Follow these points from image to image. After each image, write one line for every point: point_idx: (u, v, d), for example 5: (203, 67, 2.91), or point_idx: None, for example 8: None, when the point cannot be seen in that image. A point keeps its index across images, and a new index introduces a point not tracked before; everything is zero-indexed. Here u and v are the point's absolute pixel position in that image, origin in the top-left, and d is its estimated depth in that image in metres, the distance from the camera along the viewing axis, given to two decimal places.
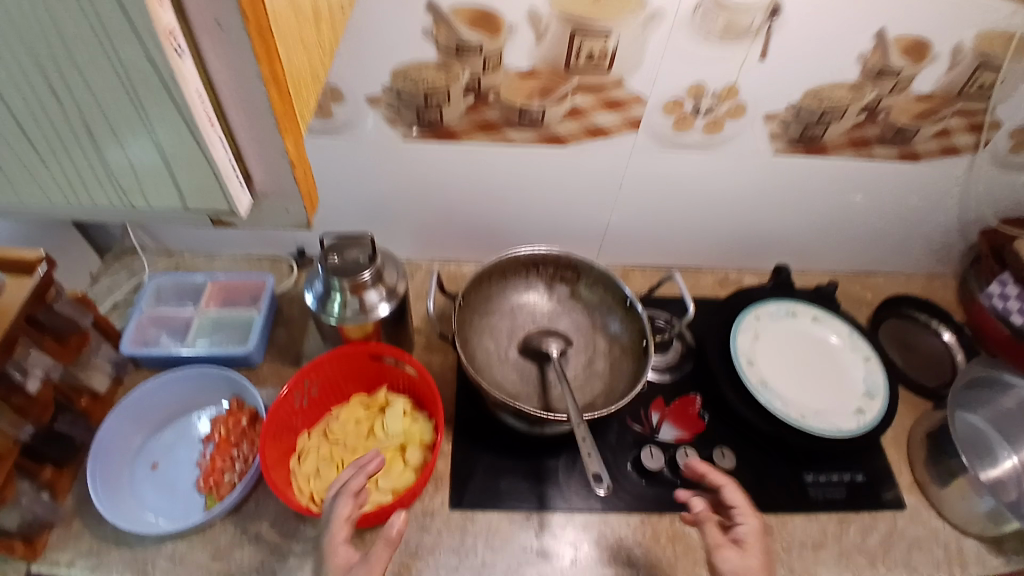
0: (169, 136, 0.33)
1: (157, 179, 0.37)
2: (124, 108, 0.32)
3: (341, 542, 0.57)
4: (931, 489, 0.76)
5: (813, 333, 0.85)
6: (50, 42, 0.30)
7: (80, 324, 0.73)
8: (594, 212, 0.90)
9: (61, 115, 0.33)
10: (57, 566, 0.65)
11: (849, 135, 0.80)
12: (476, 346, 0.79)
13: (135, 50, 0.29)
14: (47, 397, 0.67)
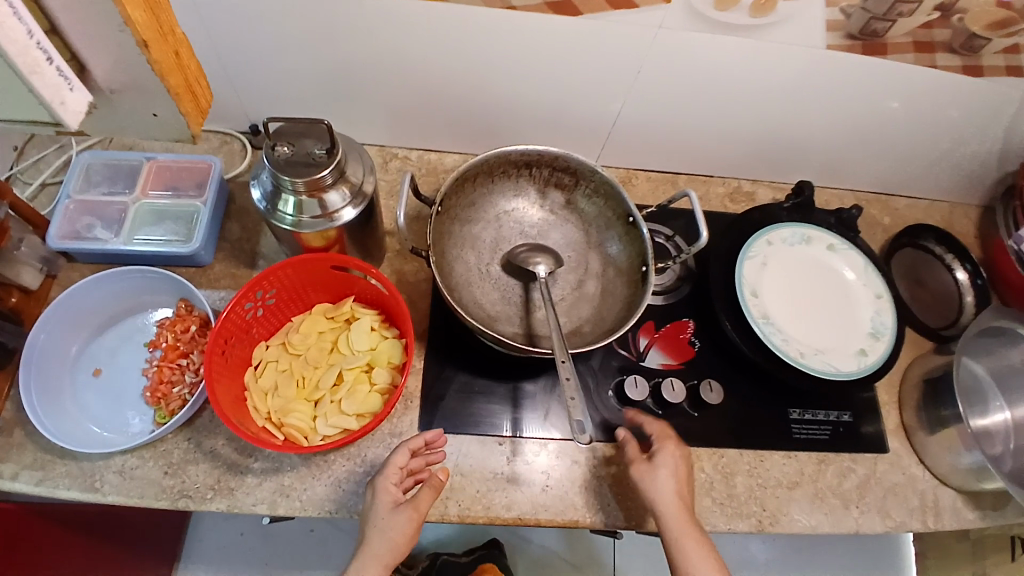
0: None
1: None
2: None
3: (390, 480, 0.60)
4: (918, 435, 0.76)
5: (827, 263, 0.77)
6: None
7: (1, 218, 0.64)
8: (600, 102, 0.76)
9: None
10: (2, 478, 0.61)
11: (913, 35, 0.66)
12: (454, 259, 0.70)
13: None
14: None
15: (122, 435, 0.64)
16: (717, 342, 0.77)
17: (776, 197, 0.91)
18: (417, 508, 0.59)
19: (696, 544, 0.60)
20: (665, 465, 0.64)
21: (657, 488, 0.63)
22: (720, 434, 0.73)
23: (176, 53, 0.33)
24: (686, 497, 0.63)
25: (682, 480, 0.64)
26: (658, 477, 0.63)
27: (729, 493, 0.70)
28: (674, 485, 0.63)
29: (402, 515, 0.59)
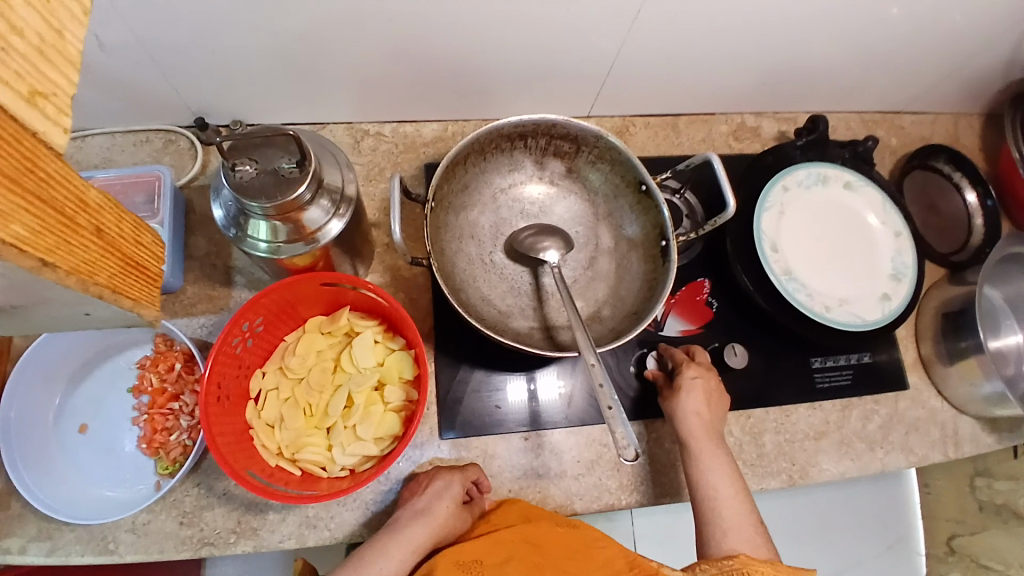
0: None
1: None
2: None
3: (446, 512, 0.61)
4: (936, 367, 0.76)
5: (846, 203, 0.73)
6: None
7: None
8: (595, 49, 0.66)
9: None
10: (8, 553, 0.57)
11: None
12: (454, 254, 0.63)
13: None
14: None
15: (128, 492, 0.60)
16: (736, 300, 0.74)
17: (783, 128, 0.84)
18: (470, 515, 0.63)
19: (718, 459, 0.61)
20: (688, 385, 0.64)
21: (684, 408, 0.63)
22: (745, 395, 0.71)
23: (94, 230, 0.25)
24: (711, 417, 0.63)
25: (708, 399, 0.64)
26: (685, 398, 0.63)
27: (759, 453, 0.70)
28: (701, 407, 0.63)
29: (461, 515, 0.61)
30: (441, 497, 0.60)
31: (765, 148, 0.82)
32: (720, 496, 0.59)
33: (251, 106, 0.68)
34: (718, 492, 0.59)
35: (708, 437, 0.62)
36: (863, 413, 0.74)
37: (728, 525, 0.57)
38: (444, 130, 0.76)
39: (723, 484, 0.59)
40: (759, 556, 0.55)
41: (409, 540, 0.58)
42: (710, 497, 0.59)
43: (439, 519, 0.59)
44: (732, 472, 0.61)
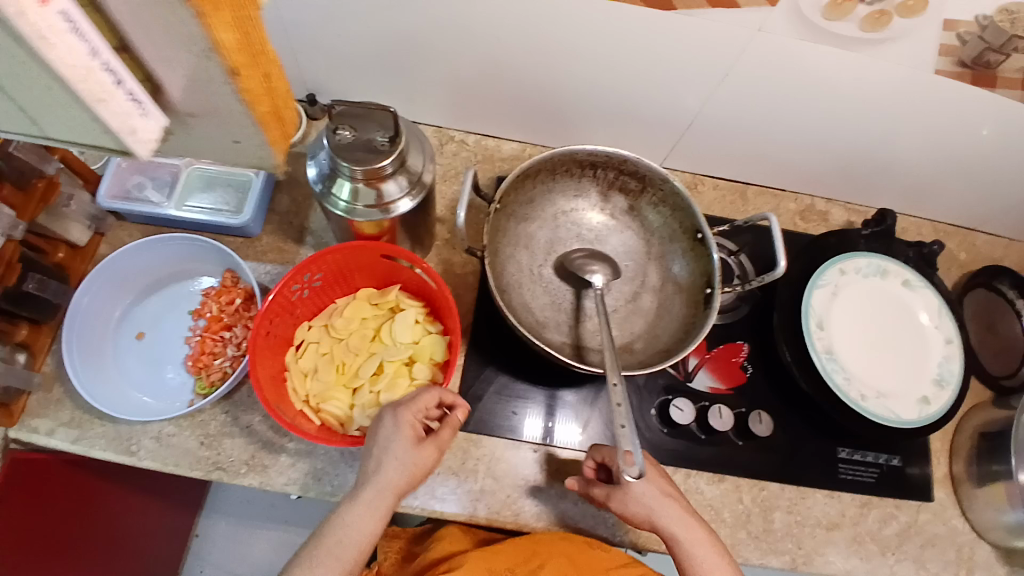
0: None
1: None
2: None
3: (404, 445, 0.54)
4: (965, 487, 0.72)
5: (902, 299, 0.72)
6: None
7: (11, 237, 0.59)
8: (678, 102, 0.70)
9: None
10: (41, 433, 0.64)
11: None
12: (507, 258, 0.67)
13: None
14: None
15: (162, 402, 0.65)
16: (772, 370, 0.73)
17: (851, 219, 0.85)
18: (438, 445, 0.56)
19: (694, 532, 0.57)
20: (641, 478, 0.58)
21: (647, 497, 0.57)
22: (763, 466, 0.70)
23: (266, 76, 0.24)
24: (672, 491, 0.59)
25: (662, 499, 0.58)
26: (642, 489, 0.57)
27: (765, 528, 0.68)
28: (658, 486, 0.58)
29: (425, 455, 0.55)
30: (389, 448, 0.54)
31: (829, 233, 0.83)
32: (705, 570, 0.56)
33: (359, 92, 0.76)
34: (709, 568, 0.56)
35: (679, 515, 0.57)
36: (880, 514, 0.71)
37: None
38: (522, 150, 0.82)
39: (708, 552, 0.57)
40: None
41: (370, 502, 0.53)
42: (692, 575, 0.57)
43: (392, 469, 0.53)
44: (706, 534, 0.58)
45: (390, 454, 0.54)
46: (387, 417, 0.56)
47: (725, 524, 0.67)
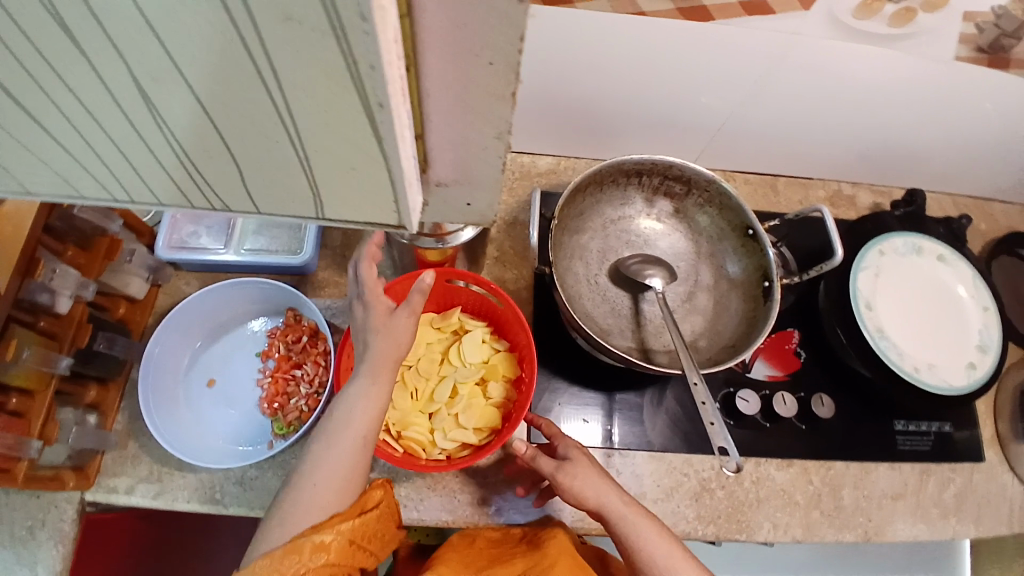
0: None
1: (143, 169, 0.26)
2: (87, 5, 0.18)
3: (380, 322, 0.52)
4: (1011, 445, 0.76)
5: (939, 274, 0.75)
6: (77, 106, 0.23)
7: (80, 297, 0.59)
8: (712, 107, 0.73)
9: (222, 162, 0.25)
10: (120, 490, 0.63)
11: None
12: (565, 271, 0.69)
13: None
14: (42, 345, 0.56)
15: (240, 446, 0.65)
16: (823, 353, 0.76)
17: (877, 200, 0.89)
18: (414, 311, 0.54)
19: (643, 523, 0.57)
20: (581, 471, 0.58)
21: (588, 490, 0.57)
22: (826, 446, 0.72)
23: None
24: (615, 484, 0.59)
25: (602, 485, 0.58)
26: (584, 483, 0.58)
27: (836, 505, 0.71)
28: (599, 481, 0.58)
29: (404, 324, 0.53)
30: (367, 328, 0.53)
31: (858, 216, 0.87)
32: (661, 563, 0.56)
33: None
34: (660, 558, 0.57)
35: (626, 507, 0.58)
36: (940, 480, 0.74)
37: None
38: (557, 164, 0.83)
39: (659, 542, 0.57)
40: None
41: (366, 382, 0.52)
42: (649, 568, 0.56)
43: (377, 347, 0.52)
44: (656, 526, 0.58)
45: (370, 331, 0.53)
46: (358, 303, 0.54)
47: (799, 505, 0.70)
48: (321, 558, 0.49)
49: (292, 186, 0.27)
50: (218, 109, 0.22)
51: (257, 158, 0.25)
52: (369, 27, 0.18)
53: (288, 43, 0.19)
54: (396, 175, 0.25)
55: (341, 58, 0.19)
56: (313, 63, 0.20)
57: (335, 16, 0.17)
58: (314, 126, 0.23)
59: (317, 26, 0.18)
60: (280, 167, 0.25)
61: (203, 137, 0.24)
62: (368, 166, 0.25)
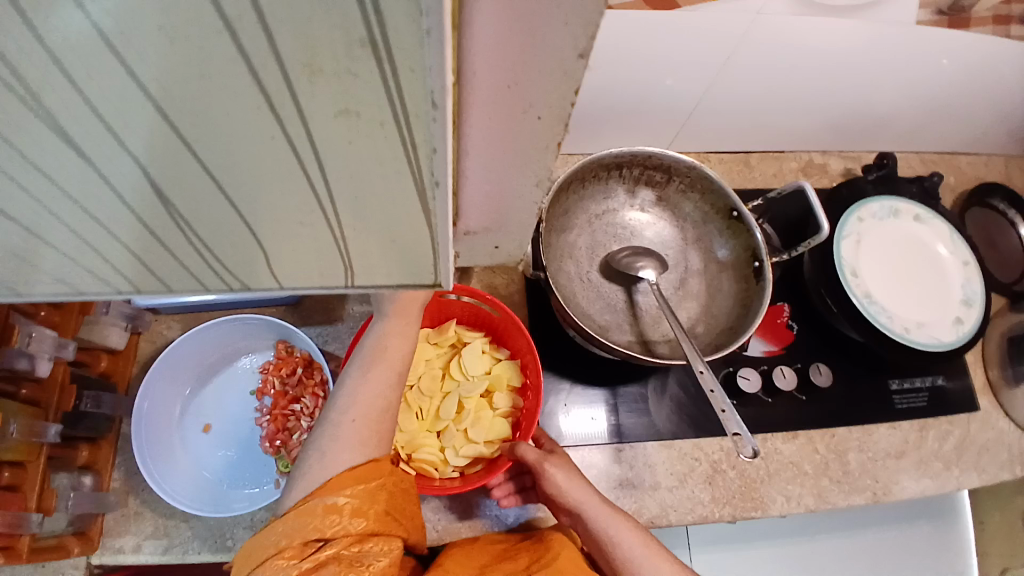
0: (153, 137, 0.21)
1: (141, 256, 0.29)
2: (158, 140, 0.21)
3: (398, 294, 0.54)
4: (1003, 391, 0.79)
5: (917, 233, 0.77)
6: (79, 213, 0.25)
7: (60, 358, 0.57)
8: (685, 92, 0.73)
9: (222, 237, 0.28)
10: (126, 549, 0.61)
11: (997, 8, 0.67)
12: (557, 271, 0.68)
13: (375, 96, 0.19)
14: (27, 415, 0.53)
15: (245, 487, 0.64)
16: (815, 323, 0.77)
17: (848, 166, 0.90)
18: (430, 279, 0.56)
19: (622, 527, 0.58)
20: (564, 475, 0.58)
21: (571, 494, 0.58)
22: (828, 413, 0.74)
23: None
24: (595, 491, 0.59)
25: (577, 482, 0.59)
26: (567, 488, 0.58)
27: (843, 470, 0.72)
28: (582, 488, 0.58)
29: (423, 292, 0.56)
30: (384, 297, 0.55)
31: (832, 184, 0.88)
32: (640, 564, 0.57)
33: None
34: (637, 561, 0.57)
35: (606, 510, 0.58)
36: (938, 432, 0.76)
37: None
38: None
39: (638, 547, 0.57)
40: None
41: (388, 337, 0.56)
42: (628, 568, 0.57)
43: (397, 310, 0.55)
44: (636, 530, 0.59)
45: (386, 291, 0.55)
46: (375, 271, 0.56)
47: (808, 475, 0.71)
48: (360, 522, 0.50)
49: (303, 245, 0.29)
50: (259, 192, 0.24)
51: (258, 230, 0.27)
52: (436, 114, 0.20)
53: (342, 136, 0.21)
54: (438, 233, 0.28)
55: (402, 145, 0.22)
56: (367, 150, 0.22)
57: (403, 113, 0.20)
58: (362, 202, 0.25)
59: (377, 118, 0.20)
60: (303, 237, 0.28)
61: (206, 218, 0.26)
62: (410, 227, 0.27)
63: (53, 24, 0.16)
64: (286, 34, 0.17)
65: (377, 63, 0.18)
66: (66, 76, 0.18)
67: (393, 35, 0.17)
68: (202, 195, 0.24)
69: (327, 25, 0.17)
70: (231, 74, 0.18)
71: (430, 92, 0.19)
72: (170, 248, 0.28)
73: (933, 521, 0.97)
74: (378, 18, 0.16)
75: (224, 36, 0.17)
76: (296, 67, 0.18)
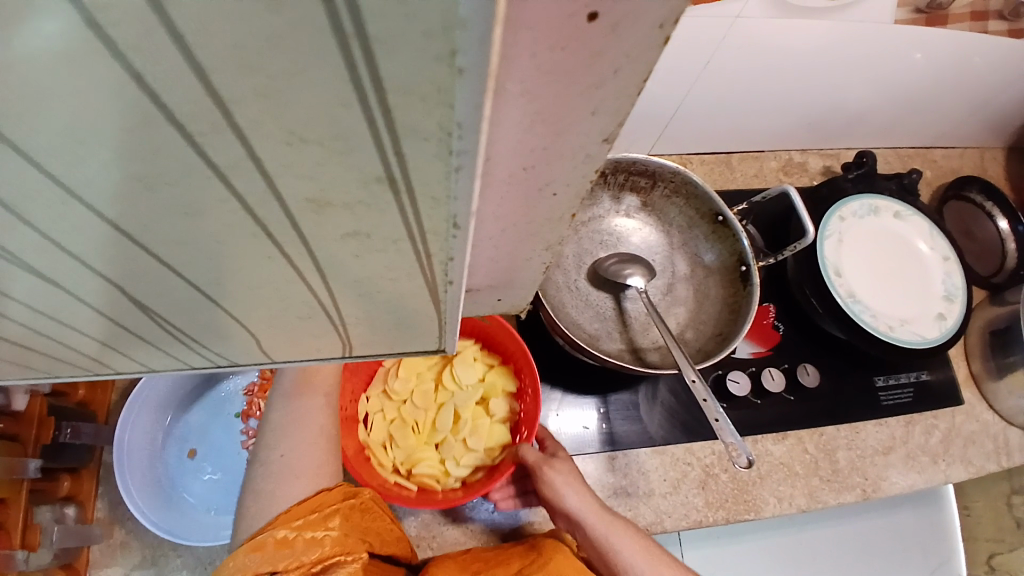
0: (118, 256, 0.20)
1: (114, 345, 0.28)
2: (141, 267, 0.21)
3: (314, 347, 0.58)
4: (987, 383, 0.80)
5: (897, 231, 0.78)
6: (41, 318, 0.24)
7: (38, 390, 0.55)
8: (665, 96, 0.73)
9: (201, 327, 0.27)
10: None
11: (973, 5, 0.70)
12: (545, 281, 0.68)
13: (386, 219, 0.19)
14: (4, 453, 0.52)
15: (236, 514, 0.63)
16: (802, 323, 0.77)
17: (827, 163, 0.91)
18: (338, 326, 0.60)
19: (623, 533, 0.57)
20: (564, 480, 0.58)
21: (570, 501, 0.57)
22: (817, 413, 0.75)
23: None
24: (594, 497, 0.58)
25: (580, 487, 0.58)
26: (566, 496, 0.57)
27: (833, 469, 0.73)
28: (580, 492, 0.58)
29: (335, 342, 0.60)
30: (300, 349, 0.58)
31: (812, 182, 0.89)
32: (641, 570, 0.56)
33: None
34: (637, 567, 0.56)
35: (605, 515, 0.57)
36: (924, 426, 0.77)
37: None
38: None
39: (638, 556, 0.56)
40: None
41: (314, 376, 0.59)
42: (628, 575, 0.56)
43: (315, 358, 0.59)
44: (637, 537, 0.58)
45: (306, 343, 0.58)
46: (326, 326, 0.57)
47: (799, 475, 0.72)
48: (317, 554, 0.50)
49: (286, 326, 0.28)
50: (239, 289, 0.23)
51: (242, 319, 0.26)
52: (456, 232, 0.20)
53: (350, 251, 0.21)
54: (446, 315, 0.28)
55: (415, 255, 0.22)
56: (374, 260, 0.22)
57: (418, 230, 0.20)
58: (366, 296, 0.25)
59: (390, 237, 0.20)
60: (292, 323, 0.27)
61: (182, 313, 0.25)
62: (417, 311, 0.27)
63: (21, 186, 0.16)
64: (290, 175, 0.17)
65: (392, 195, 0.18)
66: (35, 221, 0.17)
67: (415, 174, 0.17)
68: (191, 303, 0.24)
69: (338, 165, 0.16)
70: (221, 204, 0.18)
71: (452, 216, 0.19)
72: (144, 339, 0.27)
73: (919, 509, 0.99)
74: (401, 160, 0.16)
75: (213, 181, 0.16)
76: (299, 202, 0.18)
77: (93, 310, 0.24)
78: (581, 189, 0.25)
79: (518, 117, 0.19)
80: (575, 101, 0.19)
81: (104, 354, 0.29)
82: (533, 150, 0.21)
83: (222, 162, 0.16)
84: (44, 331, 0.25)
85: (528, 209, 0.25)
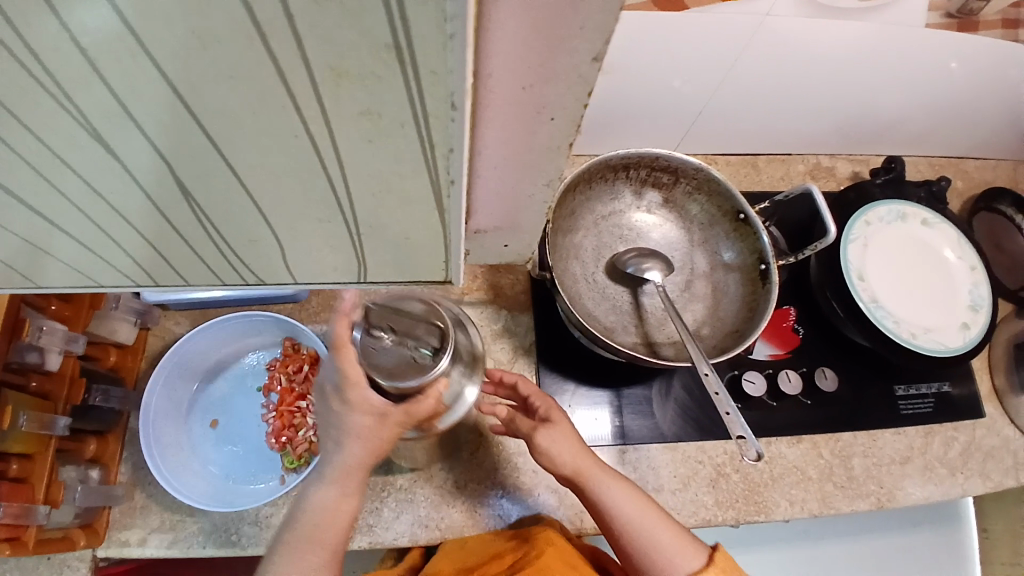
0: (166, 124, 0.26)
1: (141, 227, 0.35)
2: (188, 142, 0.27)
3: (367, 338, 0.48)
4: (1010, 398, 0.78)
5: (924, 238, 0.77)
6: (89, 188, 0.31)
7: (71, 351, 0.58)
8: (692, 94, 0.73)
9: (219, 210, 0.33)
10: (130, 543, 0.62)
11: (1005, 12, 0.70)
12: (562, 271, 0.68)
13: (395, 89, 0.24)
14: (37, 408, 0.54)
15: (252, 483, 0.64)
16: (821, 327, 0.77)
17: (856, 169, 0.90)
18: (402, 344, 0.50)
19: (618, 486, 0.58)
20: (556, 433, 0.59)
21: (560, 448, 0.58)
22: (834, 418, 0.74)
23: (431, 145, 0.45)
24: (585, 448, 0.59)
25: (577, 448, 0.59)
26: (557, 448, 0.58)
27: (848, 476, 0.72)
28: (572, 444, 0.59)
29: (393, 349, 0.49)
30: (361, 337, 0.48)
31: (840, 187, 0.88)
32: (640, 526, 0.57)
33: None
34: (635, 522, 0.57)
35: (600, 470, 0.58)
36: (942, 437, 0.76)
37: (663, 549, 0.56)
38: None
39: (636, 510, 0.57)
40: (693, 557, 0.57)
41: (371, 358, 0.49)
42: (626, 531, 0.57)
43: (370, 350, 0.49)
44: (632, 490, 0.59)
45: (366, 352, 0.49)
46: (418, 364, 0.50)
47: (812, 480, 0.71)
48: None
49: (297, 213, 0.34)
50: (257, 167, 0.30)
51: (257, 201, 0.33)
52: (453, 113, 0.26)
53: (365, 126, 0.27)
54: (446, 206, 0.34)
55: (421, 135, 0.28)
56: (383, 145, 0.28)
57: (421, 106, 0.26)
58: (377, 191, 0.32)
59: (399, 118, 0.26)
60: (303, 208, 0.34)
61: (207, 192, 0.32)
62: (425, 216, 0.35)
63: (101, 44, 0.21)
64: (315, 38, 0.21)
65: (398, 63, 0.23)
66: (108, 83, 0.23)
67: (416, 39, 0.22)
68: (220, 185, 0.31)
69: (354, 30, 0.21)
70: (260, 77, 0.23)
71: (450, 91, 0.25)
72: (170, 221, 0.34)
73: (938, 529, 0.96)
74: (403, 25, 0.21)
75: (253, 40, 0.21)
76: (324, 68, 0.23)
77: (136, 184, 0.30)
78: (562, 109, 0.34)
79: (517, 29, 0.28)
80: (565, 21, 0.27)
81: (136, 240, 0.36)
82: (529, 71, 0.30)
83: (262, 18, 0.20)
84: (87, 208, 0.32)
85: (525, 123, 0.35)
